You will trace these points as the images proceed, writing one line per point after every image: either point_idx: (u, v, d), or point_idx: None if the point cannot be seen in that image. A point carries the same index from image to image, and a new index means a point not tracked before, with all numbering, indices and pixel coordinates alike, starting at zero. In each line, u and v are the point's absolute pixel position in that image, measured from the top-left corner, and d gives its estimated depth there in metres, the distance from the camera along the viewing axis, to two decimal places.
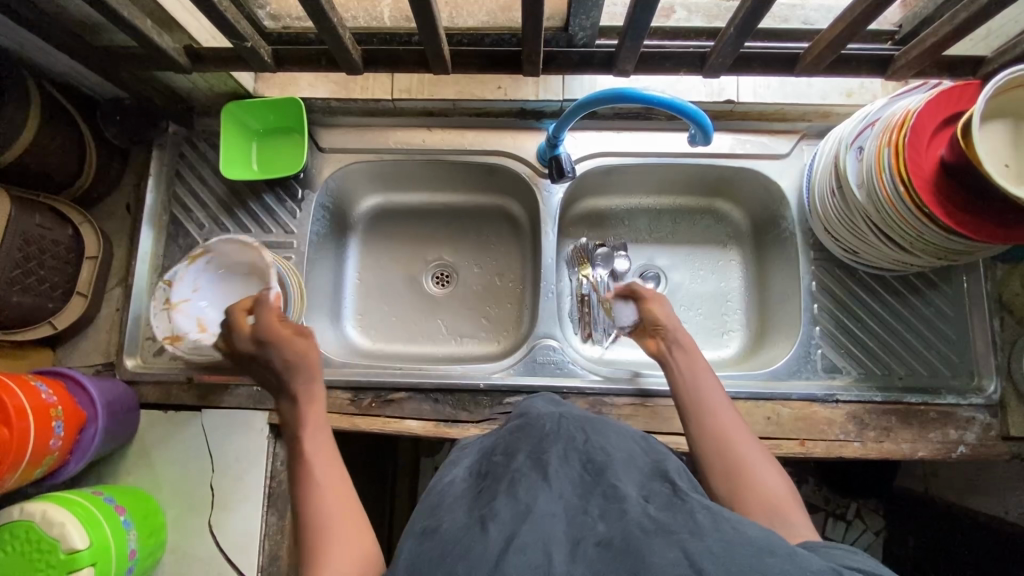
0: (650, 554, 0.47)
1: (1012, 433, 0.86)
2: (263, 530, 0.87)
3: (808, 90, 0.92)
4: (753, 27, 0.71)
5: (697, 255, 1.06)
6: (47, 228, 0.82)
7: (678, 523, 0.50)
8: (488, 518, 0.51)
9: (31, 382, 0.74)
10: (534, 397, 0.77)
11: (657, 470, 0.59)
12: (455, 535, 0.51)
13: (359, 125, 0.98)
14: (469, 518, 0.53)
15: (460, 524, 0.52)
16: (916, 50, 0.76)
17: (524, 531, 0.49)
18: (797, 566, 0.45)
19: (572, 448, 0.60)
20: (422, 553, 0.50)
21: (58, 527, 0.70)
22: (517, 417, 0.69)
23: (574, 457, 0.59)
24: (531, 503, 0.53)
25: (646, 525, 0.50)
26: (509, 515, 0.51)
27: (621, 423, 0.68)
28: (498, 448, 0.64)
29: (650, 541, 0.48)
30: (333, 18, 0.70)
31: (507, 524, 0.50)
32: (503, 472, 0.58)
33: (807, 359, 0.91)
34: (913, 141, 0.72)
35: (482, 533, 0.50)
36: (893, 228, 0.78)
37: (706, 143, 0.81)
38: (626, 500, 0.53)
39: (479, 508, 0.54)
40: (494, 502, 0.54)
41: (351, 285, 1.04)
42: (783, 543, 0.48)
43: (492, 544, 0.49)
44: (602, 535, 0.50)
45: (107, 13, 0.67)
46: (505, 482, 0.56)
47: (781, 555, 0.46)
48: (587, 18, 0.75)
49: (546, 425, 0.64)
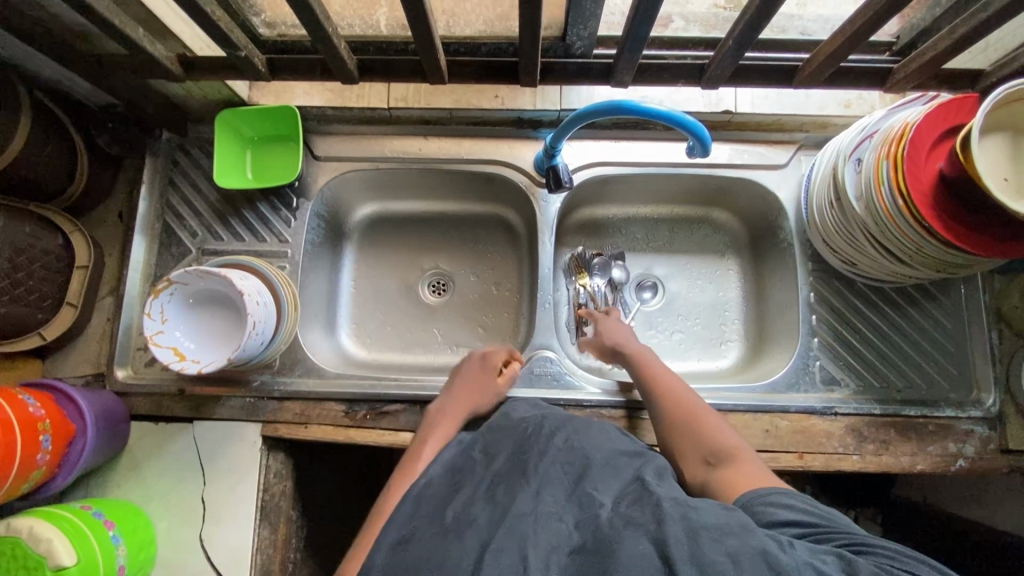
0: (619, 547, 0.53)
1: (1011, 446, 0.86)
2: (255, 544, 0.85)
3: (806, 101, 0.92)
4: (752, 39, 0.71)
5: (694, 264, 1.05)
6: (37, 238, 0.81)
7: (645, 516, 0.56)
8: (465, 526, 0.59)
9: (19, 395, 0.72)
10: (517, 402, 0.82)
11: (634, 475, 0.64)
12: (431, 543, 0.57)
13: (354, 133, 0.97)
14: (447, 522, 0.60)
15: (434, 531, 0.59)
16: (915, 62, 0.75)
17: (499, 535, 0.55)
18: (752, 543, 0.50)
19: (552, 447, 0.68)
20: (399, 561, 0.56)
21: (45, 543, 0.68)
22: (499, 417, 0.77)
23: (553, 457, 0.66)
24: (507, 506, 0.60)
25: (615, 521, 0.56)
26: (487, 521, 0.59)
27: (602, 424, 0.74)
28: (479, 444, 0.73)
29: (619, 536, 0.54)
30: (329, 28, 0.70)
31: (484, 532, 0.57)
32: (483, 474, 0.67)
33: (806, 372, 0.90)
34: (911, 154, 0.72)
35: (458, 539, 0.57)
36: (892, 241, 0.78)
37: (705, 154, 0.81)
38: (601, 507, 0.59)
39: (456, 511, 0.61)
40: (472, 506, 0.62)
41: (346, 294, 1.03)
42: (740, 519, 0.54)
43: (468, 551, 0.55)
44: (575, 542, 0.55)
45: (98, 21, 0.66)
46: (486, 487, 0.64)
47: (737, 534, 0.52)
48: (585, 28, 0.74)
49: (527, 429, 0.71)
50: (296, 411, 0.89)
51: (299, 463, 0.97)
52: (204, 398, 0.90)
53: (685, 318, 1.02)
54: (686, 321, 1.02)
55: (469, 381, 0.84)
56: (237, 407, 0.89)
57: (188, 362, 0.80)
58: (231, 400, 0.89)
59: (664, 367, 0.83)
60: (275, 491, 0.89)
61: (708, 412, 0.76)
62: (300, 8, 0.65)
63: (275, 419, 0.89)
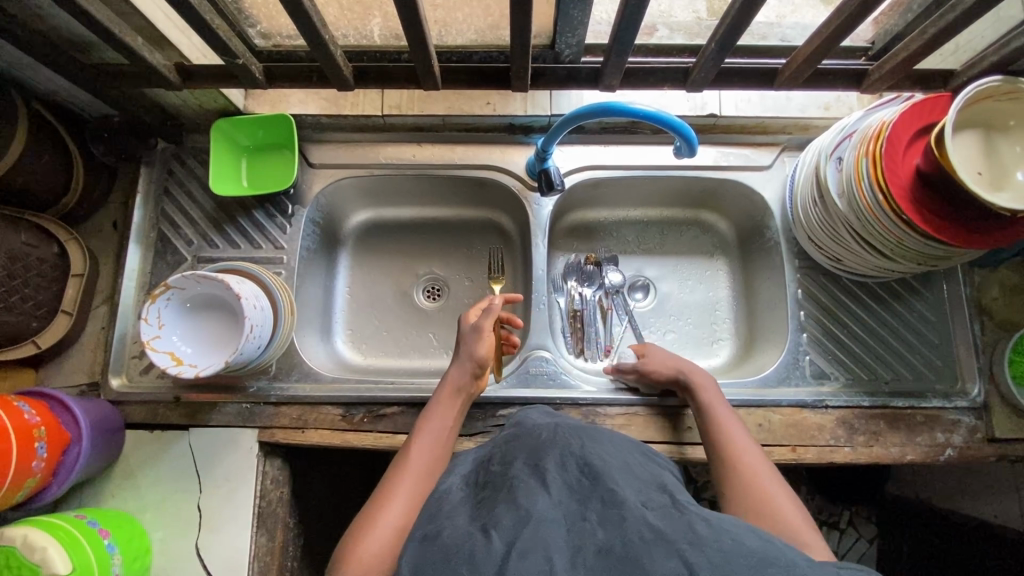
0: (649, 562, 0.48)
1: (997, 434, 0.88)
2: (252, 552, 0.85)
3: (788, 104, 0.95)
4: (733, 44, 0.74)
5: (684, 265, 1.07)
6: (32, 246, 0.82)
7: (676, 533, 0.50)
8: (490, 527, 0.53)
9: (13, 403, 0.72)
10: (529, 409, 0.80)
11: (656, 483, 0.60)
12: (457, 541, 0.52)
13: (349, 141, 0.99)
14: (470, 526, 0.54)
15: (460, 531, 0.54)
16: (888, 64, 0.79)
17: (525, 535, 0.50)
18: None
19: (569, 452, 0.62)
20: (425, 558, 0.52)
21: (40, 552, 0.67)
22: (514, 426, 0.72)
23: (572, 463, 0.61)
24: (530, 507, 0.54)
25: (644, 531, 0.51)
26: (510, 521, 0.53)
27: (615, 434, 0.70)
28: (496, 457, 0.66)
29: (649, 549, 0.49)
30: (325, 35, 0.71)
31: (508, 530, 0.52)
32: (502, 478, 0.60)
33: (796, 366, 0.92)
34: (889, 151, 0.75)
35: (483, 538, 0.52)
36: (873, 235, 0.80)
37: (691, 154, 0.83)
38: (625, 507, 0.54)
39: (481, 516, 0.56)
40: (494, 509, 0.55)
41: (341, 300, 1.04)
42: (780, 554, 0.49)
43: (494, 551, 0.50)
44: (602, 543, 0.50)
45: (99, 30, 0.67)
46: (505, 488, 0.58)
47: (777, 564, 0.47)
48: (573, 36, 0.76)
49: (543, 434, 0.67)
50: (293, 416, 0.89)
51: (296, 469, 0.97)
52: (200, 405, 0.89)
53: (677, 318, 1.04)
54: (678, 321, 1.04)
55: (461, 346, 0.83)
56: (232, 413, 0.89)
57: (185, 366, 0.81)
58: (227, 406, 0.89)
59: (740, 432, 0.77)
60: (271, 497, 0.89)
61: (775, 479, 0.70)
62: (298, 16, 0.67)
63: (272, 425, 0.89)
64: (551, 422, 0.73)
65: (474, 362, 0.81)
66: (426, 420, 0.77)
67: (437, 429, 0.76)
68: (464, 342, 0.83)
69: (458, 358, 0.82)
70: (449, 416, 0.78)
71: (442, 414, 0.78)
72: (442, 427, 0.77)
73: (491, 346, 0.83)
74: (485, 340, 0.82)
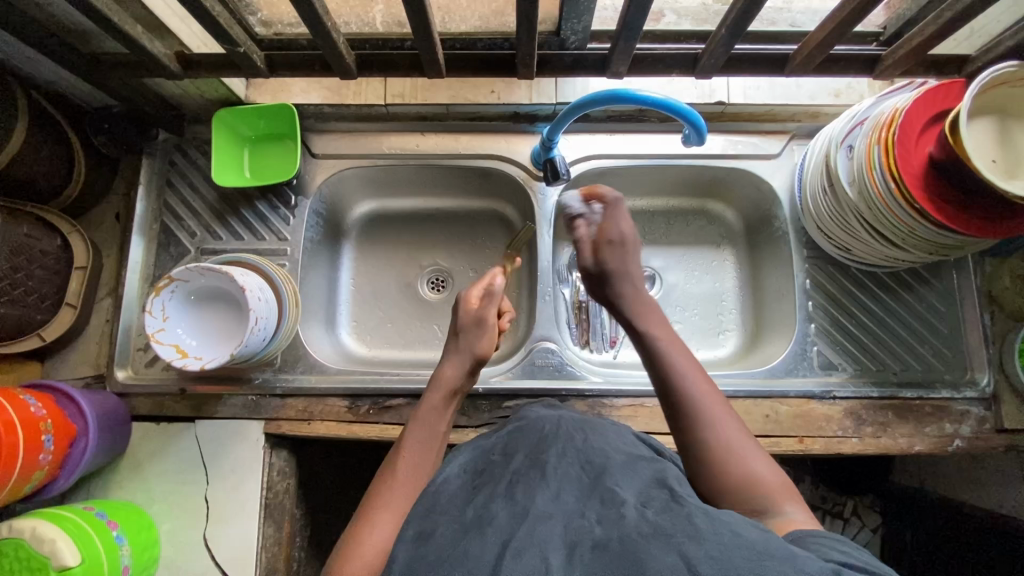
0: (647, 558, 0.45)
1: (1006, 425, 0.87)
2: (260, 543, 0.85)
3: (798, 91, 0.94)
4: (744, 28, 0.72)
5: (691, 255, 1.06)
6: (35, 239, 0.81)
7: (675, 526, 0.48)
8: (485, 523, 0.52)
9: (20, 395, 0.72)
10: (534, 401, 0.79)
11: (656, 479, 0.57)
12: (453, 540, 0.51)
13: (352, 131, 0.98)
14: (465, 521, 0.53)
15: (456, 526, 0.53)
16: (902, 50, 0.77)
17: (521, 533, 0.49)
18: (799, 571, 0.42)
19: (571, 448, 0.62)
20: (420, 553, 0.50)
21: (48, 544, 0.67)
22: (518, 420, 0.71)
23: (573, 459, 0.60)
24: (528, 504, 0.53)
25: (642, 527, 0.48)
26: (506, 518, 0.52)
27: (619, 427, 0.69)
28: (497, 448, 0.66)
29: (647, 544, 0.46)
30: (328, 23, 0.70)
31: (504, 528, 0.51)
32: (502, 473, 0.60)
33: (803, 357, 0.92)
34: (901, 140, 0.73)
35: (478, 537, 0.50)
36: (883, 224, 0.79)
37: (700, 143, 0.82)
38: (624, 505, 0.52)
39: (475, 509, 0.55)
40: (492, 503, 0.55)
41: (346, 292, 1.04)
42: (783, 545, 0.46)
43: (488, 549, 0.49)
44: (599, 538, 0.49)
45: (98, 18, 0.66)
46: (504, 484, 0.58)
47: (779, 556, 0.44)
48: (580, 22, 0.74)
49: (545, 428, 0.67)
50: (299, 407, 0.89)
51: (302, 460, 0.97)
52: (205, 397, 0.89)
53: (684, 309, 1.03)
54: (685, 312, 1.03)
55: (461, 341, 0.77)
56: (239, 405, 0.89)
57: (190, 358, 0.80)
58: (233, 398, 0.89)
59: (698, 370, 0.66)
60: (279, 488, 0.89)
61: (742, 433, 0.61)
62: (302, 5, 0.66)
63: (278, 417, 0.88)
64: (554, 415, 0.72)
65: (472, 358, 0.76)
66: (419, 418, 0.71)
67: (425, 436, 0.69)
68: (465, 332, 0.78)
69: (455, 352, 0.77)
70: (443, 419, 0.72)
71: (433, 420, 0.71)
72: (435, 432, 0.70)
73: (493, 341, 0.79)
74: (486, 336, 0.78)
